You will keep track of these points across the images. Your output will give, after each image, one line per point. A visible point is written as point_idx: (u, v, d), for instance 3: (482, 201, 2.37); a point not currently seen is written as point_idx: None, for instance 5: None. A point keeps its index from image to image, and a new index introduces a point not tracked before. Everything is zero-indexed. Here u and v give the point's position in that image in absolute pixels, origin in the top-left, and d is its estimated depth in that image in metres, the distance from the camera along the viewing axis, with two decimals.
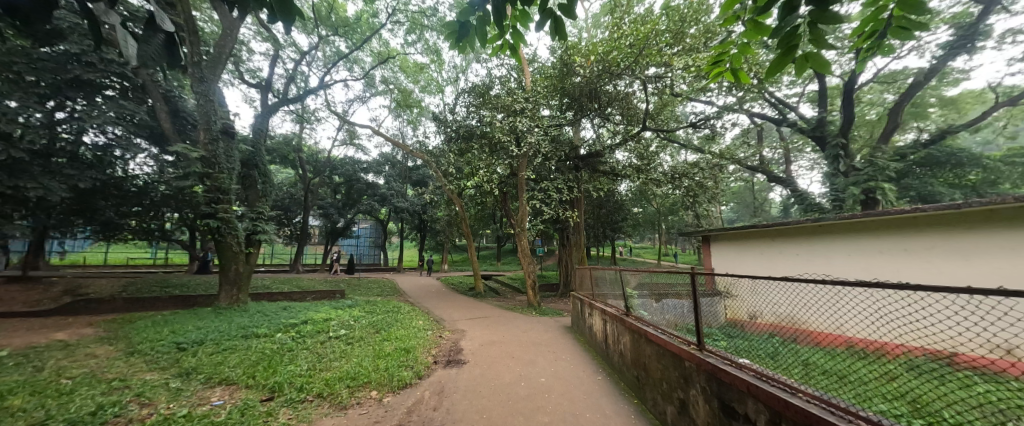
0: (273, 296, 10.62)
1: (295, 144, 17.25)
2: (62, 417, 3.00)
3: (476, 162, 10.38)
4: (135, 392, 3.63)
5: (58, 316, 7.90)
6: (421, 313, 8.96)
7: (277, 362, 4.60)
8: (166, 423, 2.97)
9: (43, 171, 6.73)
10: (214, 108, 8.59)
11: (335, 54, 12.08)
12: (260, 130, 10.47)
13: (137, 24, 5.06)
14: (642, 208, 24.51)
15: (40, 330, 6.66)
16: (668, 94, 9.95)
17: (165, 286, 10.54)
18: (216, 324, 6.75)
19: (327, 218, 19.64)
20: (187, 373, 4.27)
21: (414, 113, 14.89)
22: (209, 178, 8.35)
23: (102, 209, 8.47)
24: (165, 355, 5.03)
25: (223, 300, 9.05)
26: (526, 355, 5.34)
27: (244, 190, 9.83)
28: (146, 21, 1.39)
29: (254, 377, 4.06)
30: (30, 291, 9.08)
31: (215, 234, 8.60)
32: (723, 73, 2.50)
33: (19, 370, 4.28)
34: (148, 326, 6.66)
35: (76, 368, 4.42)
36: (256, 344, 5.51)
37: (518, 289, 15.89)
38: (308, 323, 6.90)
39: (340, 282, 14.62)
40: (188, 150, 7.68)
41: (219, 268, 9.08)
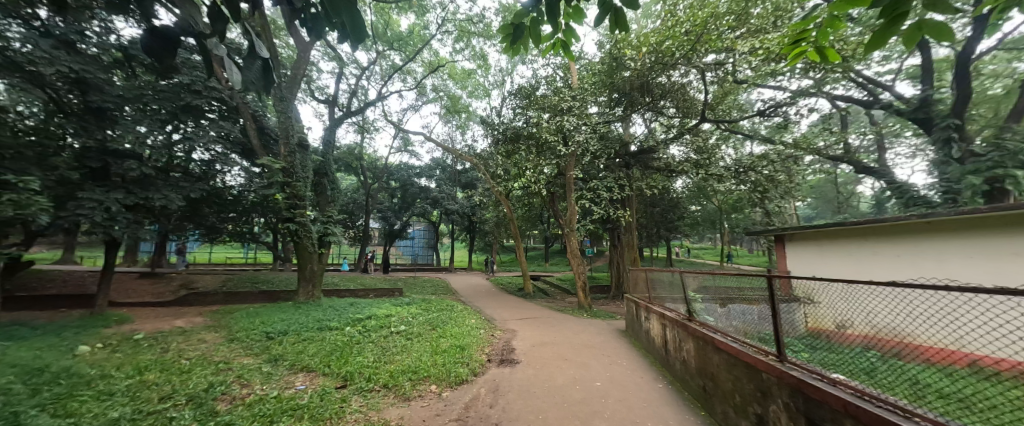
0: (341, 293, 11.65)
1: (357, 153, 18.78)
2: (185, 391, 3.58)
3: (524, 163, 10.46)
4: (236, 374, 4.19)
5: (177, 306, 9.40)
6: (472, 312, 9.22)
7: (347, 353, 5.03)
8: (262, 402, 3.40)
9: (166, 184, 8.05)
10: (292, 123, 9.65)
11: (390, 67, 12.91)
12: (329, 142, 11.50)
13: None
14: (702, 206, 22.86)
15: (165, 318, 7.98)
16: (731, 81, 9.15)
17: (255, 282, 12.05)
18: (296, 317, 7.57)
19: (386, 221, 21.07)
20: (275, 359, 4.84)
21: (463, 118, 15.41)
22: (289, 186, 9.42)
23: (208, 216, 9.90)
24: (257, 342, 5.76)
25: (301, 295, 10.10)
26: (580, 358, 5.24)
27: (317, 196, 10.91)
28: (246, 49, 1.34)
29: (329, 366, 4.47)
30: (157, 286, 10.92)
31: (294, 236, 9.68)
32: (805, 52, 2.23)
33: (151, 351, 5.16)
34: (243, 317, 7.67)
35: (190, 351, 5.21)
36: (330, 336, 6.07)
37: (567, 291, 15.67)
38: (372, 319, 7.46)
39: (398, 281, 15.59)
40: (272, 163, 8.73)
41: (298, 266, 10.14)
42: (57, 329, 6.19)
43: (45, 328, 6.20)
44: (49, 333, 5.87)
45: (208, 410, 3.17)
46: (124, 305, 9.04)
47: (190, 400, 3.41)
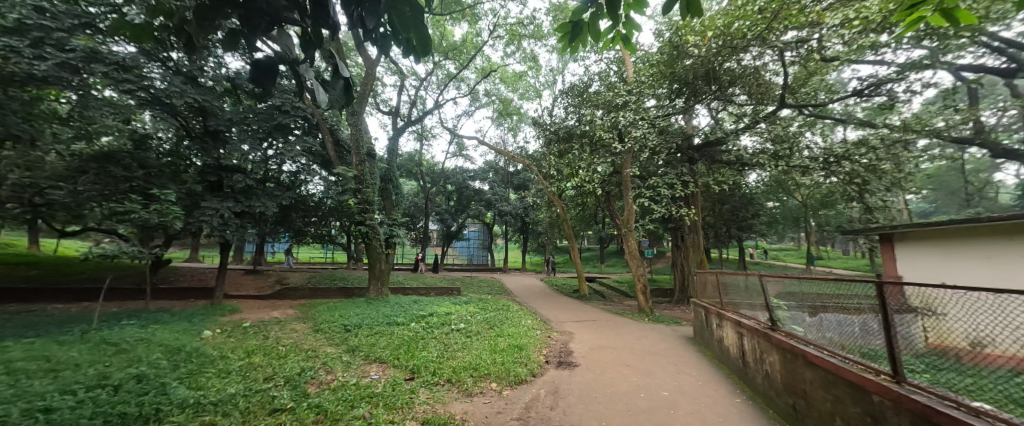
0: (406, 291, 12.48)
1: (417, 160, 19.93)
2: (283, 374, 4.11)
3: (578, 163, 10.28)
4: (322, 361, 4.70)
5: (274, 299, 10.82)
6: (528, 313, 9.26)
7: (414, 347, 5.37)
8: (344, 387, 3.77)
9: (264, 193, 9.29)
10: (362, 135, 10.55)
11: (446, 76, 13.51)
12: (393, 150, 12.39)
13: None
14: (781, 202, 20.43)
15: (264, 309, 9.23)
16: (816, 60, 8.07)
17: (334, 280, 13.39)
18: (368, 312, 8.27)
19: (444, 223, 22.07)
20: (352, 350, 5.34)
21: (515, 120, 15.58)
22: (360, 192, 10.34)
23: (296, 220, 11.24)
24: (337, 333, 6.41)
25: (372, 292, 11.01)
26: (644, 365, 4.99)
27: (383, 201, 11.82)
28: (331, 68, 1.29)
29: (398, 359, 4.81)
30: (257, 281, 12.68)
31: (365, 238, 10.60)
32: (926, 19, 1.83)
33: (254, 337, 6.00)
34: (325, 311, 8.59)
35: (284, 339, 5.96)
36: (397, 331, 6.53)
37: (626, 294, 15.02)
38: (433, 316, 7.86)
39: (456, 281, 16.24)
40: (346, 172, 9.67)
41: (369, 266, 11.06)
42: (188, 316, 7.49)
43: (180, 315, 7.54)
44: (183, 319, 7.12)
45: (302, 392, 3.58)
46: (233, 298, 10.63)
47: (287, 381, 3.90)
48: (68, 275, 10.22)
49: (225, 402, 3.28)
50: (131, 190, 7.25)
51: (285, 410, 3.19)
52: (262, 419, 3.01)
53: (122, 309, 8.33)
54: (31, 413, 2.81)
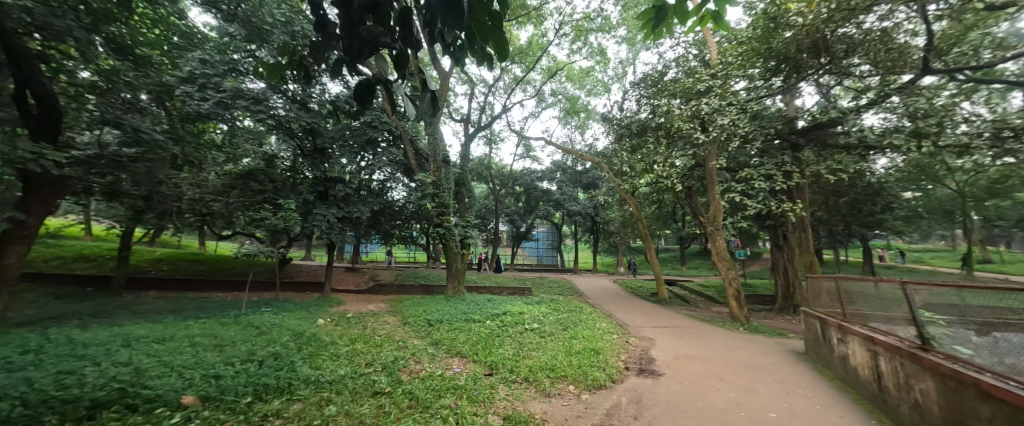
0: (481, 289, 13.04)
1: (487, 163, 20.67)
2: (381, 361, 4.61)
3: (653, 157, 9.63)
4: (411, 352, 5.17)
5: (369, 294, 12.22)
6: (602, 315, 8.97)
7: (491, 344, 5.59)
8: (431, 377, 4.09)
9: (360, 200, 10.51)
10: (439, 143, 11.30)
11: (513, 80, 13.77)
12: (465, 156, 13.04)
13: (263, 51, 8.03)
14: (921, 192, 16.49)
15: (362, 303, 10.46)
16: (975, 10, 6.35)
17: (417, 278, 14.59)
18: (448, 308, 8.82)
19: (513, 224, 22.54)
20: (436, 343, 5.76)
21: (582, 117, 15.23)
22: (438, 197, 11.13)
23: (384, 223, 12.53)
24: (421, 327, 6.98)
25: (450, 290, 11.73)
26: (742, 380, 4.45)
27: (458, 204, 12.52)
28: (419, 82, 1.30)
29: (477, 355, 5.04)
30: (355, 278, 14.43)
31: (443, 239, 11.37)
32: None
33: (355, 327, 6.84)
34: (411, 306, 9.40)
35: (379, 330, 6.68)
36: (474, 328, 6.86)
37: (713, 299, 13.61)
38: (507, 315, 8.07)
39: (527, 281, 16.42)
40: (426, 178, 10.47)
41: (447, 265, 11.81)
42: (306, 306, 8.85)
43: (300, 305, 8.96)
44: (302, 309, 8.45)
45: (396, 379, 3.96)
46: (337, 292, 12.24)
47: (384, 368, 4.37)
48: (222, 270, 12.82)
49: (337, 382, 3.80)
50: (264, 200, 8.98)
51: (383, 393, 3.57)
52: (366, 400, 3.41)
53: (259, 299, 10.18)
54: (208, 378, 3.60)
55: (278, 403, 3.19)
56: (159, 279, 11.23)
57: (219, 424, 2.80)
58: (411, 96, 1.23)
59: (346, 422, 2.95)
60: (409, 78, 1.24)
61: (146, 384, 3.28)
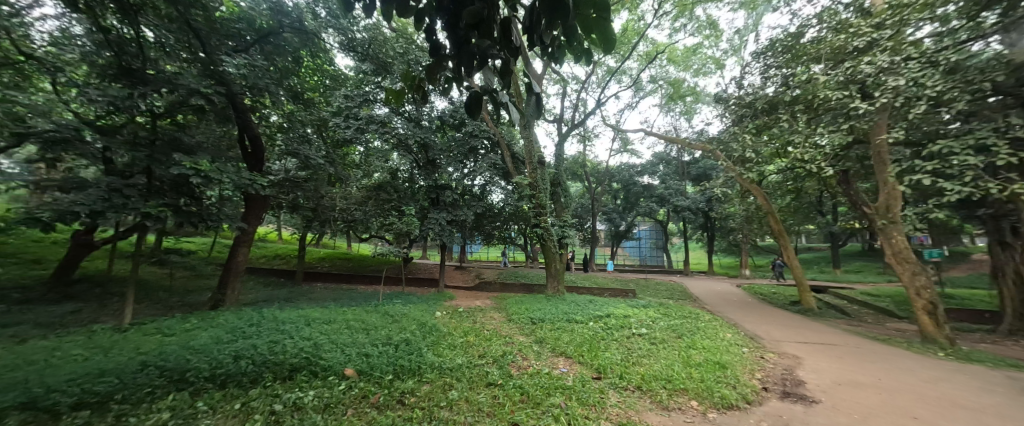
0: (580, 290, 12.88)
1: (581, 162, 20.28)
2: (494, 354, 4.93)
3: (786, 138, 8.08)
4: (518, 348, 5.41)
5: (476, 291, 13.24)
6: (724, 324, 7.89)
7: (597, 347, 5.43)
8: (539, 375, 4.18)
9: (466, 204, 11.41)
10: (535, 146, 11.53)
11: (607, 72, 13.18)
12: (559, 155, 12.95)
13: (387, 79, 9.50)
14: None
15: (471, 298, 11.38)
16: None
17: (518, 276, 15.19)
18: (549, 307, 8.93)
19: (612, 223, 21.61)
20: (540, 341, 5.88)
21: (688, 102, 13.69)
22: (535, 198, 11.38)
23: (486, 225, 13.40)
24: (525, 324, 7.25)
25: (550, 290, 11.87)
26: (944, 422, 3.36)
27: (555, 204, 12.55)
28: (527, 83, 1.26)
29: (583, 357, 4.96)
30: (463, 276, 15.78)
31: (541, 239, 11.63)
32: None
33: (466, 321, 7.47)
34: (514, 303, 9.83)
35: (487, 324, 7.16)
36: (578, 329, 6.78)
37: (883, 312, 10.68)
38: (612, 317, 7.76)
39: (630, 282, 15.52)
40: (523, 180, 10.80)
41: (546, 265, 11.99)
42: (425, 299, 10.06)
43: (421, 298, 10.25)
44: (423, 301, 9.63)
45: (506, 372, 4.17)
46: (450, 288, 13.58)
47: (495, 361, 4.67)
48: (363, 267, 15.48)
49: (456, 369, 4.20)
50: (391, 208, 10.50)
51: (496, 385, 3.81)
52: (481, 389, 3.68)
53: (390, 291, 11.98)
54: (361, 355, 4.40)
55: (412, 383, 3.70)
56: (322, 273, 14.18)
57: (371, 395, 3.39)
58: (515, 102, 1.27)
59: (468, 408, 3.24)
60: (514, 86, 1.29)
61: (322, 356, 4.17)
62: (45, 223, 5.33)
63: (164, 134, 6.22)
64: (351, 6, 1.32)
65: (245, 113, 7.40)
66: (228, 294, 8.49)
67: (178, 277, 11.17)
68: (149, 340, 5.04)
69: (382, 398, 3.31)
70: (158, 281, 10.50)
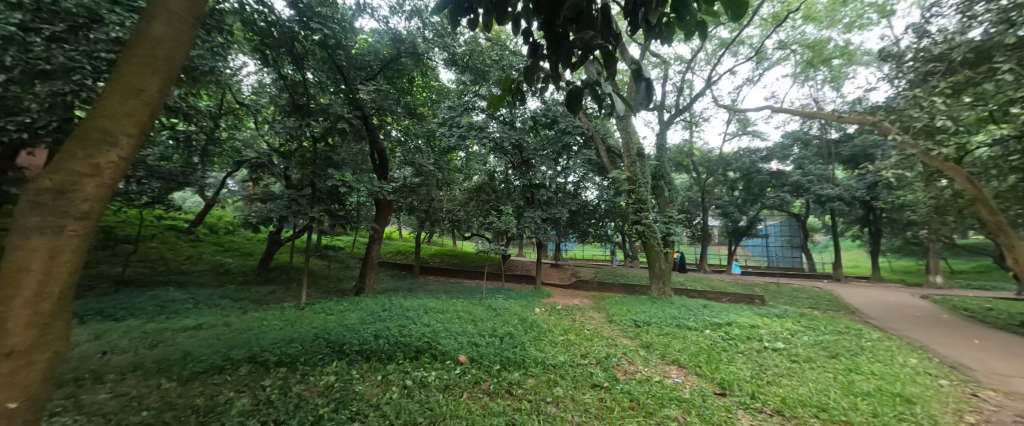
0: (690, 293, 11.62)
1: (688, 150, 18.23)
2: (596, 355, 4.80)
3: (1007, 96, 5.84)
4: (623, 351, 5.16)
5: (573, 289, 13.11)
6: (901, 346, 6.12)
7: (717, 359, 4.81)
8: (649, 382, 3.93)
9: (560, 202, 11.40)
10: (633, 137, 10.86)
11: (720, 45, 11.53)
12: (661, 145, 11.80)
13: (484, 86, 10.04)
14: None
15: (568, 296, 11.34)
16: None
17: (617, 276, 14.50)
18: (654, 310, 8.29)
19: (728, 218, 18.87)
20: (648, 346, 5.48)
21: (833, 66, 11.03)
22: (634, 193, 10.68)
23: (582, 223, 13.15)
24: (628, 327, 6.85)
25: (655, 291, 10.99)
26: None
27: (657, 199, 11.52)
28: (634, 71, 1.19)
29: (701, 368, 4.46)
30: (559, 273, 15.78)
31: (643, 236, 10.90)
32: None
33: (566, 319, 7.48)
34: (614, 304, 9.42)
35: (587, 324, 7.03)
36: (692, 336, 6.09)
37: None
38: (734, 326, 6.76)
39: (754, 287, 13.35)
40: (621, 175, 10.22)
41: (649, 265, 11.20)
42: (525, 295, 10.42)
43: (520, 294, 10.63)
44: (522, 297, 9.99)
45: (612, 375, 4.03)
46: (547, 285, 13.74)
47: (599, 362, 4.55)
48: (467, 263, 16.85)
49: (559, 366, 4.24)
50: (492, 207, 11.15)
51: (602, 387, 3.71)
52: (587, 389, 3.64)
53: (492, 286, 12.73)
54: (471, 344, 4.79)
55: (518, 375, 3.87)
56: (434, 268, 15.87)
57: (482, 381, 3.68)
58: (619, 90, 1.22)
59: (574, 406, 3.24)
60: (617, 75, 1.24)
61: (440, 342, 4.67)
62: (254, 227, 7.23)
63: (322, 154, 7.79)
64: (457, 23, 1.45)
65: (374, 131, 8.77)
66: (366, 283, 10.19)
67: (332, 268, 13.91)
68: (317, 317, 6.40)
69: (493, 386, 3.56)
70: (319, 271, 13.24)
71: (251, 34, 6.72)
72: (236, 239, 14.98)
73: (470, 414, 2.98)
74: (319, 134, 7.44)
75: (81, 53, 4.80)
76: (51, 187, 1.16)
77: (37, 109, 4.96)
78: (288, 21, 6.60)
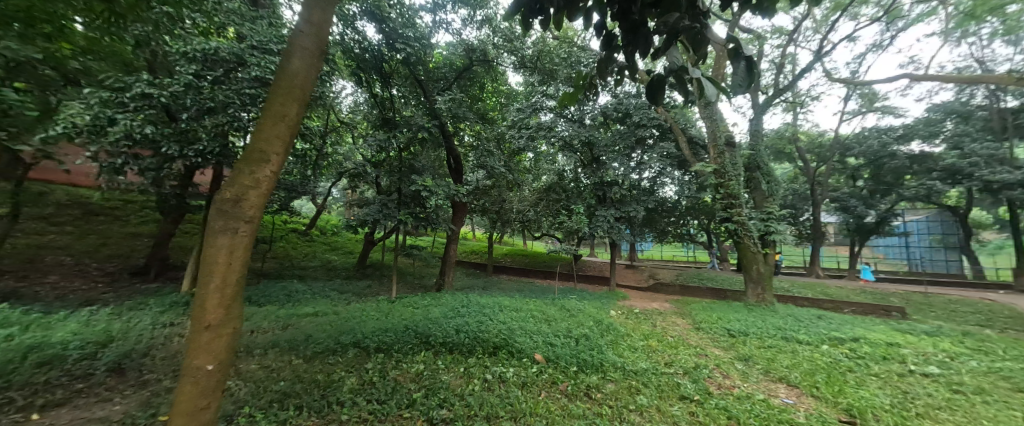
0: (798, 300, 10.03)
1: (791, 136, 15.77)
2: (682, 364, 4.43)
3: None
4: (715, 362, 4.66)
5: (652, 292, 12.33)
6: None
7: (840, 381, 4.05)
8: (751, 399, 3.49)
9: (635, 200, 10.78)
10: (719, 125, 9.81)
11: (832, 8, 9.76)
12: (756, 132, 10.40)
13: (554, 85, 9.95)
14: None
15: (647, 300, 10.68)
16: None
17: (703, 279, 13.23)
18: (752, 319, 7.32)
19: (848, 212, 15.83)
20: (746, 358, 4.87)
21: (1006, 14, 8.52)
22: (722, 187, 9.59)
23: (660, 221, 12.30)
24: (719, 335, 6.17)
25: (751, 298, 9.74)
26: None
27: (752, 193, 10.16)
28: (727, 52, 1.06)
29: (819, 389, 3.82)
30: (635, 275, 14.96)
31: (734, 236, 9.78)
32: None
33: (645, 323, 7.06)
34: (702, 309, 8.57)
35: (670, 330, 6.52)
36: (803, 351, 5.24)
37: None
38: (863, 343, 5.63)
39: (890, 296, 10.94)
40: (706, 167, 9.28)
41: (742, 268, 10.01)
42: (599, 297, 10.08)
43: (594, 295, 10.32)
44: (597, 299, 9.71)
45: (704, 388, 3.68)
46: (623, 287, 13.13)
47: (687, 372, 4.19)
48: (539, 263, 16.94)
49: (641, 373, 4.01)
50: (562, 207, 11.15)
51: (693, 400, 3.41)
52: (675, 401, 3.38)
53: (565, 287, 12.61)
54: (547, 343, 4.80)
55: (597, 379, 3.77)
56: (507, 267, 16.30)
57: (560, 382, 3.66)
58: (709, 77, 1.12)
59: (661, 417, 3.04)
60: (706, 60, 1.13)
61: (516, 339, 4.77)
62: (354, 228, 8.28)
63: (405, 162, 8.55)
64: (529, 24, 1.46)
65: (450, 137, 9.33)
66: (445, 280, 10.92)
67: (416, 266, 15.21)
68: (406, 310, 7.05)
69: (571, 387, 3.52)
70: (406, 268, 14.58)
71: (349, 60, 7.71)
72: (340, 240, 17.27)
73: (550, 414, 2.99)
74: (404, 143, 8.18)
75: (233, 91, 5.99)
76: (230, 197, 1.49)
77: (204, 139, 6.19)
78: (378, 45, 7.45)
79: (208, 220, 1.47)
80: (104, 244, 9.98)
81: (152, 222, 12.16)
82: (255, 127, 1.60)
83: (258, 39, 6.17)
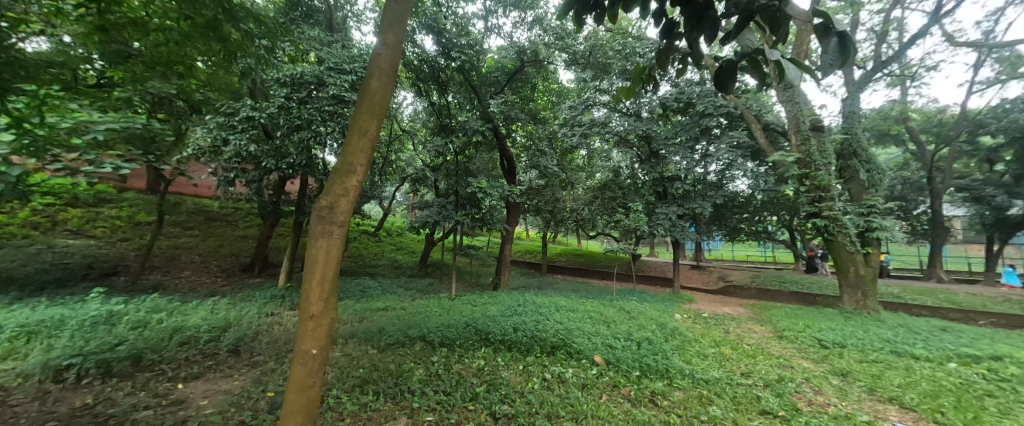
0: (911, 308, 8.48)
1: (897, 114, 13.39)
2: (761, 375, 4.01)
3: None
4: (803, 375, 4.13)
5: (722, 295, 11.36)
6: None
7: (975, 407, 3.35)
8: (852, 421, 3.03)
9: (701, 195, 9.98)
10: (802, 109, 8.69)
11: None
12: (850, 113, 8.98)
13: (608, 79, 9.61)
14: None
15: (717, 303, 9.82)
16: None
17: (785, 282, 11.81)
18: (850, 329, 6.35)
19: (982, 203, 12.99)
20: (843, 373, 4.25)
21: None
22: (808, 178, 8.47)
23: (730, 217, 11.23)
24: (808, 346, 5.46)
25: (847, 304, 8.50)
26: None
27: (846, 184, 8.82)
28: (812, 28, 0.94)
29: (944, 415, 3.19)
30: (702, 276, 13.85)
31: (823, 233, 8.62)
32: None
33: (715, 328, 6.50)
34: (784, 316, 7.66)
35: (746, 337, 5.92)
36: (920, 369, 4.42)
37: None
38: (1007, 364, 4.58)
39: None
40: (786, 157, 8.27)
41: (836, 269, 8.77)
42: (661, 299, 9.50)
43: (657, 298, 9.77)
44: (659, 301, 9.18)
45: (790, 404, 3.30)
46: (688, 289, 12.26)
47: (768, 385, 3.77)
48: (595, 262, 16.50)
49: (713, 382, 3.71)
50: (619, 204, 10.70)
51: (777, 416, 3.07)
52: (754, 415, 3.07)
53: (623, 288, 12.15)
54: (607, 345, 4.66)
55: (662, 385, 3.57)
56: (562, 267, 16.14)
57: (622, 386, 3.54)
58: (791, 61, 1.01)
59: None
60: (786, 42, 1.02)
61: (574, 340, 4.70)
62: (417, 229, 8.82)
63: (462, 165, 8.89)
64: (583, 21, 1.44)
65: (504, 139, 9.49)
66: (501, 279, 11.13)
67: (474, 265, 15.75)
68: (466, 308, 7.34)
69: (634, 392, 3.38)
70: (464, 268, 15.15)
71: (410, 72, 8.22)
72: (405, 240, 18.50)
73: (613, 417, 2.91)
74: (461, 147, 8.52)
75: (315, 109, 6.67)
76: (326, 204, 1.70)
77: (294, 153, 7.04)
78: (436, 56, 7.80)
79: (310, 224, 1.70)
80: (220, 244, 11.89)
81: (254, 226, 14.18)
82: (343, 142, 1.80)
83: (334, 61, 6.85)
